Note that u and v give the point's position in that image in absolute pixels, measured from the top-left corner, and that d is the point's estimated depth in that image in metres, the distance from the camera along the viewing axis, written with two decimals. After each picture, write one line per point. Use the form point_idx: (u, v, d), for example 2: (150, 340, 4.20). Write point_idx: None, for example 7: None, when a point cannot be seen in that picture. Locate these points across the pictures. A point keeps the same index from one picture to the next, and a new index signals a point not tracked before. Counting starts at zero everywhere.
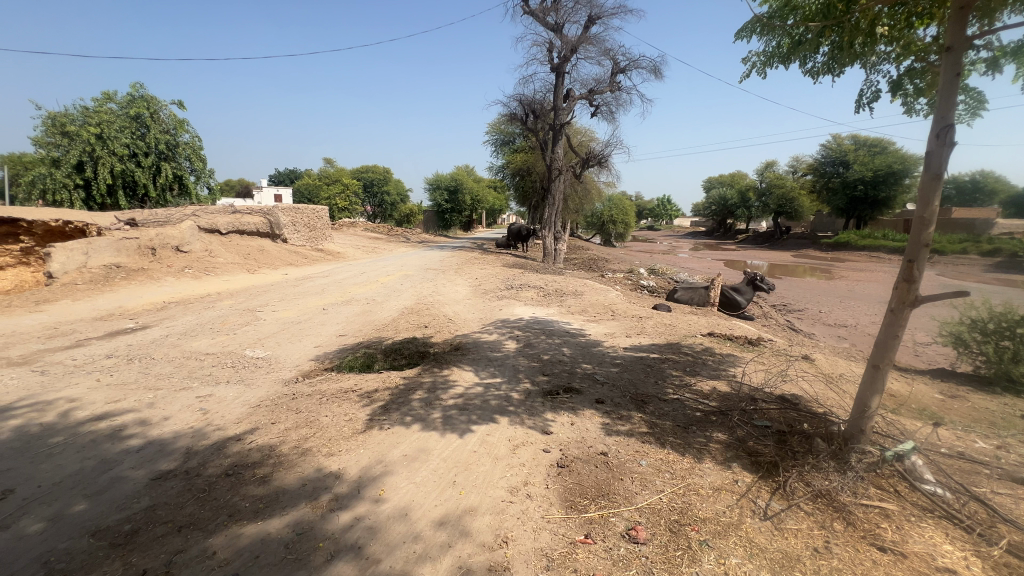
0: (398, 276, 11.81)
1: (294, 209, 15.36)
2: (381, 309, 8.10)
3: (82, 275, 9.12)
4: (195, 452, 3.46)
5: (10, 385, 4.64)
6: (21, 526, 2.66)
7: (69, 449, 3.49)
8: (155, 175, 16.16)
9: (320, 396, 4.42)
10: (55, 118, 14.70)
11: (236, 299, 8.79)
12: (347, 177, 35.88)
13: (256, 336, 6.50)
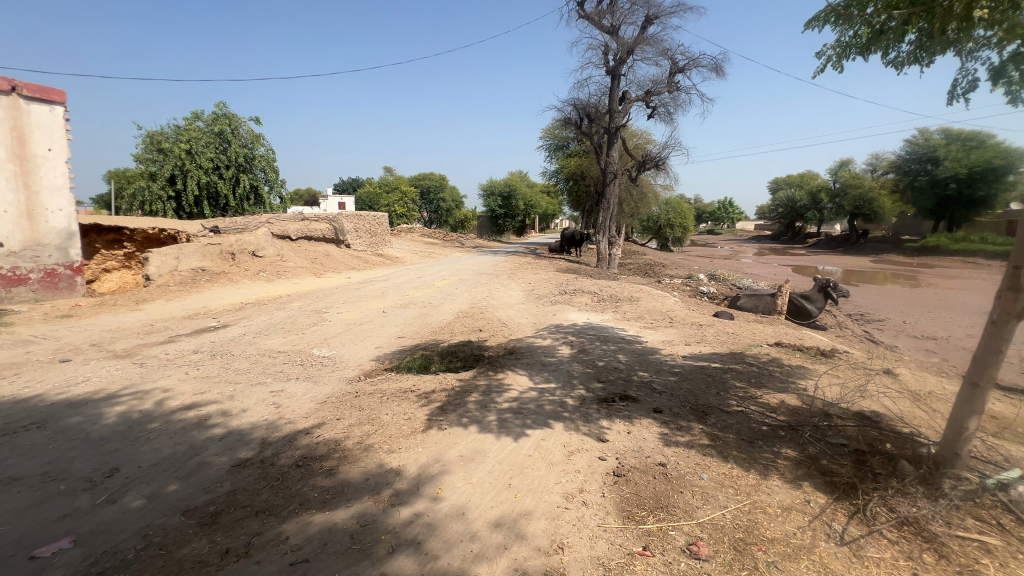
0: (454, 280, 12.11)
1: (357, 216, 16.13)
2: (438, 313, 8.32)
3: (173, 277, 10.08)
4: (269, 443, 3.72)
5: (115, 375, 5.20)
6: (125, 502, 2.98)
7: (164, 434, 3.86)
8: (234, 186, 17.57)
9: (380, 395, 4.60)
10: (153, 136, 16.43)
11: (304, 301, 9.36)
12: (405, 185, 37.37)
13: (322, 336, 6.88)
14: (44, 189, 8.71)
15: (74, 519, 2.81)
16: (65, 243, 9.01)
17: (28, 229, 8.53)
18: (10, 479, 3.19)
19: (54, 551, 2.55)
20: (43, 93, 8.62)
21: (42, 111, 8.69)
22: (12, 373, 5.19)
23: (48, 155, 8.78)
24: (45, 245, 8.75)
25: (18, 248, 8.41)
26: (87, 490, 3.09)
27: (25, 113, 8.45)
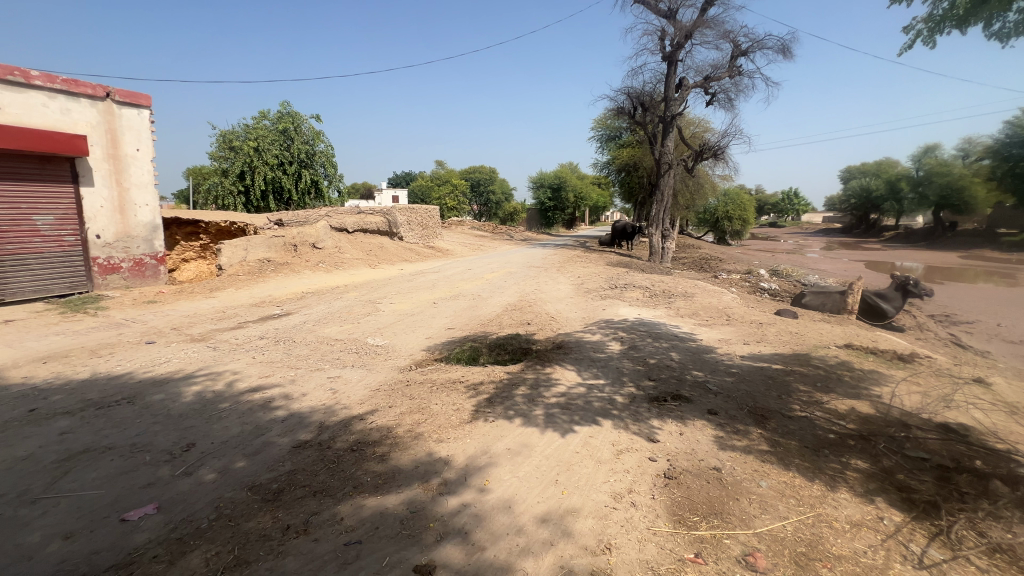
0: (503, 273, 12.17)
1: (410, 209, 16.52)
2: (486, 305, 8.40)
3: (242, 267, 10.80)
4: (326, 426, 3.91)
5: (192, 357, 5.66)
6: (200, 474, 3.23)
7: (233, 414, 4.15)
8: (297, 181, 18.54)
9: (430, 385, 4.71)
10: (225, 136, 17.68)
11: (359, 291, 9.75)
12: (456, 178, 37.98)
13: (376, 325, 7.14)
14: (132, 185, 9.56)
15: (156, 488, 3.08)
16: (150, 235, 9.86)
17: (120, 222, 9.41)
18: (105, 447, 3.55)
19: (140, 516, 2.81)
20: (132, 98, 9.44)
21: (131, 114, 9.52)
22: (106, 352, 5.76)
23: (137, 155, 9.61)
24: (134, 237, 9.62)
25: (111, 240, 9.30)
26: (168, 462, 3.38)
27: (117, 117, 9.29)
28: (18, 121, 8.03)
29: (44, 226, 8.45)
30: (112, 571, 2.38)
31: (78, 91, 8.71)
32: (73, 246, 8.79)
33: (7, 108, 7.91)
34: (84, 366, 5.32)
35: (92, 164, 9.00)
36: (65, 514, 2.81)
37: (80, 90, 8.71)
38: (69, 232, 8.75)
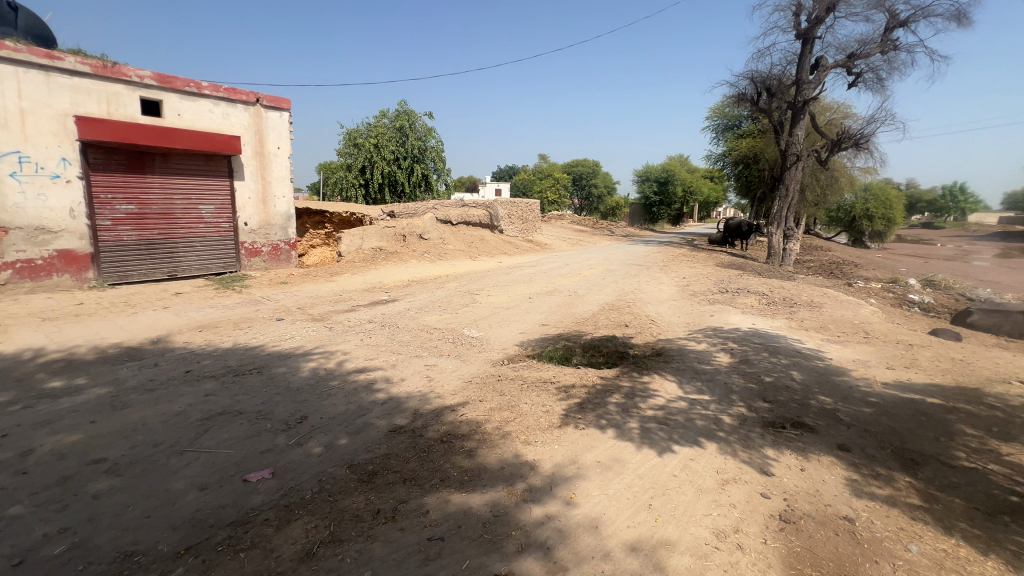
0: (601, 269, 11.82)
1: (511, 202, 16.72)
2: (583, 303, 8.17)
3: (358, 255, 11.77)
4: (420, 413, 4.03)
5: (311, 335, 6.26)
6: (309, 446, 3.51)
7: (340, 392, 4.48)
8: (409, 175, 19.75)
9: (521, 382, 4.66)
10: (351, 134, 19.48)
11: (460, 282, 10.09)
12: (558, 171, 37.89)
13: (473, 317, 7.30)
14: (273, 179, 10.86)
15: (272, 455, 3.40)
16: (285, 223, 11.16)
17: (262, 211, 10.76)
18: (237, 411, 4.02)
19: (258, 479, 3.11)
20: (275, 102, 10.67)
21: (275, 117, 10.76)
22: (245, 325, 6.60)
23: (277, 152, 10.87)
24: (272, 225, 10.95)
25: (255, 227, 10.68)
26: (284, 432, 3.72)
27: (264, 119, 10.56)
28: (191, 126, 9.54)
29: (207, 214, 9.95)
30: (232, 526, 2.65)
31: (236, 98, 10.07)
32: (226, 232, 10.26)
33: (184, 115, 9.44)
34: (229, 336, 6.15)
35: (243, 161, 10.37)
36: (202, 468, 3.21)
37: (237, 96, 10.07)
38: (224, 220, 10.21)
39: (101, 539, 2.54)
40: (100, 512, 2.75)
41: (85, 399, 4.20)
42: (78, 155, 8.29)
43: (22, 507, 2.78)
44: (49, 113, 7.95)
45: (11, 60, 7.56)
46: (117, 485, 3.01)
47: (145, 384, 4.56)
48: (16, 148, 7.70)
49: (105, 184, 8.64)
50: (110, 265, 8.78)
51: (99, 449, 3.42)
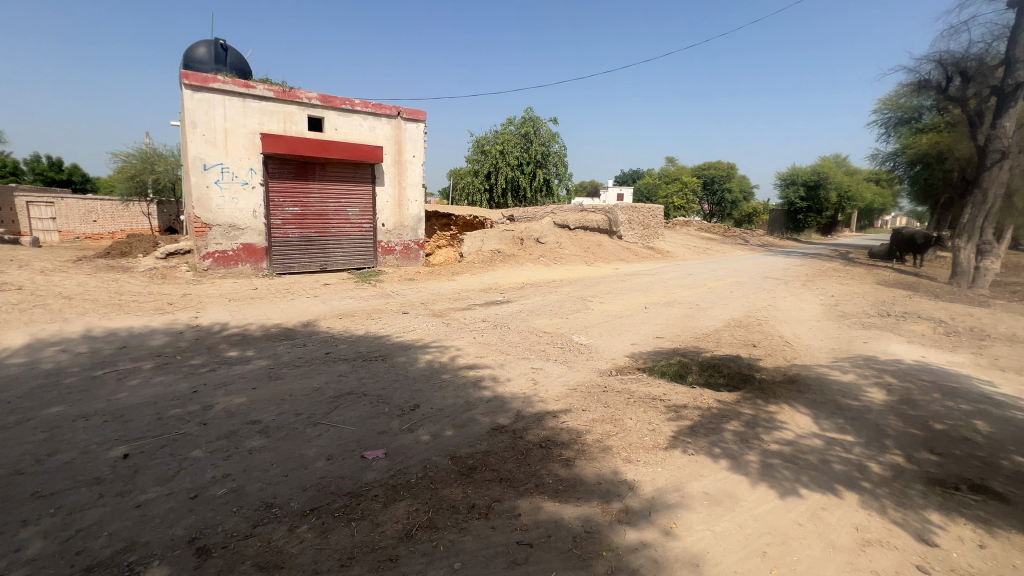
0: (729, 282, 10.82)
1: (632, 207, 16.16)
2: (704, 317, 7.54)
3: (479, 256, 12.38)
4: (522, 415, 4.08)
5: (431, 329, 6.75)
6: (419, 434, 3.76)
7: (451, 386, 4.74)
8: (532, 180, 20.24)
9: (627, 396, 4.46)
10: (480, 142, 20.69)
11: (573, 287, 10.03)
12: (687, 174, 35.67)
13: (583, 323, 7.19)
14: (408, 185, 11.96)
15: (387, 436, 3.72)
16: (415, 225, 12.23)
17: (397, 214, 11.91)
18: (362, 393, 4.49)
19: (373, 457, 3.42)
20: (413, 114, 11.73)
21: (413, 128, 11.83)
22: (377, 316, 7.36)
23: (413, 160, 11.95)
24: (405, 226, 12.08)
25: (391, 227, 11.86)
26: (399, 417, 4.05)
27: (403, 130, 11.68)
28: (345, 138, 10.94)
29: (353, 215, 11.31)
30: (348, 496, 2.95)
31: (381, 113, 11.30)
32: (367, 232, 11.56)
33: (340, 130, 10.87)
34: (362, 325, 6.90)
35: (384, 169, 11.58)
36: (330, 440, 3.64)
37: (383, 111, 11.28)
38: (366, 221, 11.51)
39: (251, 489, 3.01)
40: (252, 465, 3.27)
41: (251, 369, 5.04)
42: (261, 166, 10.03)
43: (200, 451, 3.42)
44: (243, 132, 9.75)
45: (221, 90, 9.42)
46: (267, 444, 3.55)
47: (295, 361, 5.33)
48: (220, 161, 9.57)
49: (279, 190, 10.31)
50: (278, 258, 10.45)
51: (257, 412, 4.07)
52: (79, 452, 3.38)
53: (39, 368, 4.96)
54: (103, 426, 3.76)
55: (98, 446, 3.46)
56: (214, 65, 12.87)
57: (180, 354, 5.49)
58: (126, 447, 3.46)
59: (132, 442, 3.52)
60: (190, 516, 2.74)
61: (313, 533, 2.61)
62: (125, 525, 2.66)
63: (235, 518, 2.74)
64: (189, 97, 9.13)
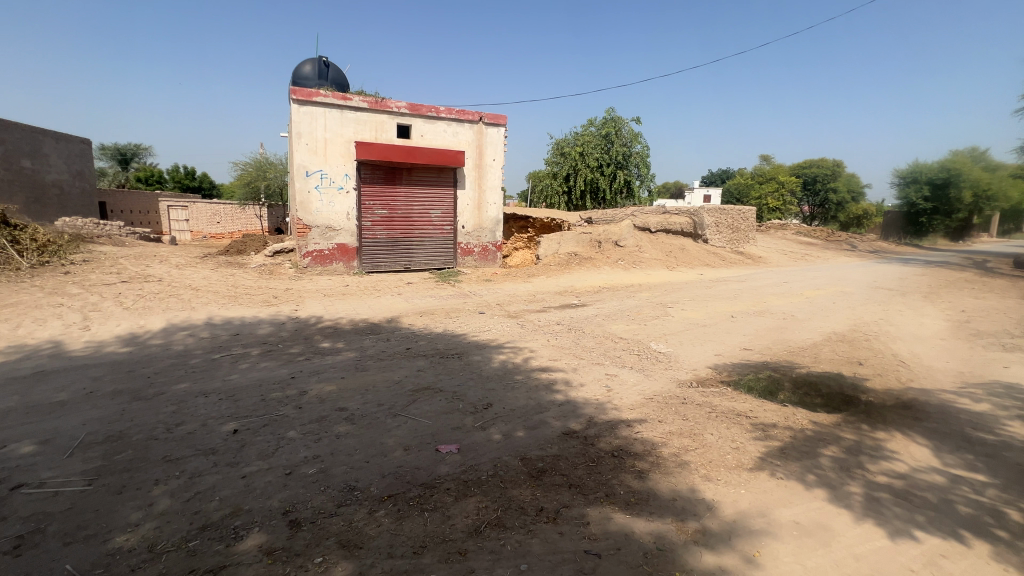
0: (832, 291, 9.80)
1: (720, 209, 15.21)
2: (801, 330, 6.89)
3: (555, 259, 12.37)
4: (594, 422, 4.00)
5: (506, 330, 6.84)
6: (491, 432, 3.83)
7: (523, 387, 4.77)
8: (612, 182, 19.80)
9: (708, 410, 4.20)
10: (560, 144, 20.67)
11: (652, 292, 9.66)
12: (784, 173, 32.82)
13: (662, 330, 6.89)
14: (487, 188, 12.26)
15: (460, 432, 3.83)
16: (494, 227, 12.51)
17: (477, 216, 12.25)
18: (438, 389, 4.66)
19: (446, 451, 3.54)
20: (494, 119, 11.99)
21: (494, 132, 12.10)
22: (455, 315, 7.62)
23: (493, 164, 12.22)
24: (484, 228, 12.39)
25: (471, 229, 12.23)
26: (472, 414, 4.15)
27: (485, 135, 11.98)
28: (430, 144, 11.47)
29: (436, 218, 11.82)
30: (422, 487, 3.07)
31: (464, 119, 11.70)
32: (448, 233, 12.01)
33: (425, 136, 11.42)
34: (441, 323, 7.17)
35: (466, 173, 11.97)
36: (408, 432, 3.82)
37: (465, 117, 11.67)
38: (447, 223, 11.97)
39: (336, 471, 3.26)
40: (338, 449, 3.53)
41: (341, 360, 5.45)
42: (355, 172, 10.82)
43: (295, 432, 3.76)
44: (340, 141, 10.59)
45: (323, 104, 10.31)
46: (352, 431, 3.81)
47: (379, 354, 5.67)
48: (320, 168, 10.47)
49: (370, 194, 11.05)
50: (367, 257, 11.21)
51: (344, 399, 4.39)
52: (199, 424, 3.87)
53: (172, 349, 5.76)
54: (218, 403, 4.27)
55: (213, 420, 3.94)
56: (317, 81, 14.12)
57: (282, 343, 6.08)
58: (236, 423, 3.90)
59: (241, 419, 3.96)
60: (284, 491, 3.02)
61: (389, 518, 2.76)
62: (233, 492, 3.00)
63: (322, 496, 2.97)
64: (296, 111, 10.10)
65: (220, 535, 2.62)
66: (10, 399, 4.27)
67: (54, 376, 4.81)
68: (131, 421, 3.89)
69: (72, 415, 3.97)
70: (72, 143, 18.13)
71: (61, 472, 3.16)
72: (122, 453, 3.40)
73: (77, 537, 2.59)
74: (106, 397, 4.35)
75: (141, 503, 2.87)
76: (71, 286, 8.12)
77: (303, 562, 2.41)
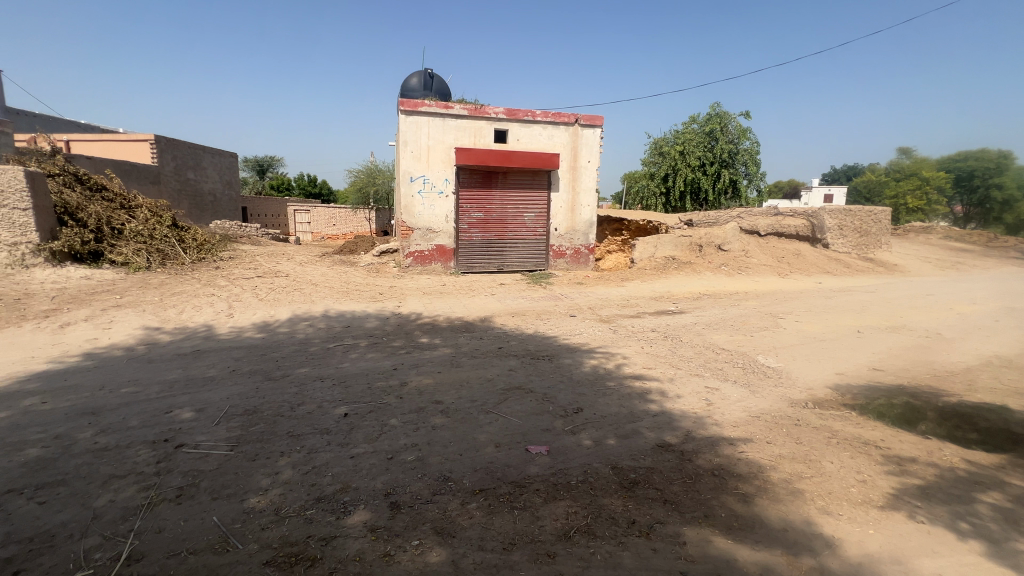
0: (992, 306, 8.24)
1: (845, 210, 13.52)
2: (949, 351, 5.87)
3: (651, 264, 11.93)
4: (693, 436, 3.77)
5: (597, 334, 6.72)
6: (580, 437, 3.78)
7: (616, 394, 4.64)
8: (715, 181, 18.55)
9: (828, 434, 3.74)
10: (658, 143, 19.89)
11: (760, 301, 8.86)
12: (929, 167, 28.23)
13: (772, 343, 6.28)
14: (582, 190, 12.16)
15: (551, 435, 3.82)
16: (587, 230, 12.38)
17: (570, 219, 12.21)
18: (529, 390, 4.71)
19: (536, 452, 3.56)
20: (590, 120, 11.85)
21: (589, 134, 11.96)
22: (546, 317, 7.65)
23: (588, 166, 12.09)
24: (577, 231, 12.31)
25: (563, 232, 12.22)
26: (562, 417, 4.13)
27: (580, 137, 11.90)
28: (526, 148, 11.66)
29: (529, 220, 11.98)
30: (512, 485, 3.12)
31: (560, 121, 11.71)
32: (540, 235, 12.11)
33: (521, 140, 11.63)
34: (532, 324, 7.25)
35: (560, 175, 11.97)
36: (499, 429, 3.91)
37: (561, 119, 11.68)
38: (540, 226, 12.08)
39: (433, 460, 3.43)
40: (434, 439, 3.72)
41: (438, 355, 5.74)
42: (454, 176, 11.34)
43: (396, 420, 4.03)
44: (442, 148, 11.17)
45: (427, 113, 10.96)
46: (447, 423, 3.99)
47: (472, 352, 5.88)
48: (423, 174, 11.13)
49: (467, 198, 11.52)
50: (463, 258, 11.70)
51: (440, 393, 4.61)
52: (316, 406, 4.30)
53: (296, 337, 6.50)
54: (332, 387, 4.73)
55: (328, 403, 4.36)
56: (423, 92, 15.07)
57: (386, 336, 6.56)
58: (347, 407, 4.28)
59: (350, 404, 4.34)
60: (386, 474, 3.25)
61: (481, 512, 2.84)
62: (343, 470, 3.29)
63: (420, 483, 3.14)
64: (403, 121, 10.85)
65: (332, 507, 2.89)
66: (175, 372, 5.11)
67: (206, 355, 5.67)
68: (263, 398, 4.46)
69: (219, 389, 4.65)
70: (224, 157, 21.30)
71: (210, 437, 3.71)
72: (256, 426, 3.90)
73: (222, 494, 3.02)
74: (244, 376, 5.03)
75: (270, 471, 3.27)
76: (220, 279, 9.54)
77: (402, 543, 2.57)
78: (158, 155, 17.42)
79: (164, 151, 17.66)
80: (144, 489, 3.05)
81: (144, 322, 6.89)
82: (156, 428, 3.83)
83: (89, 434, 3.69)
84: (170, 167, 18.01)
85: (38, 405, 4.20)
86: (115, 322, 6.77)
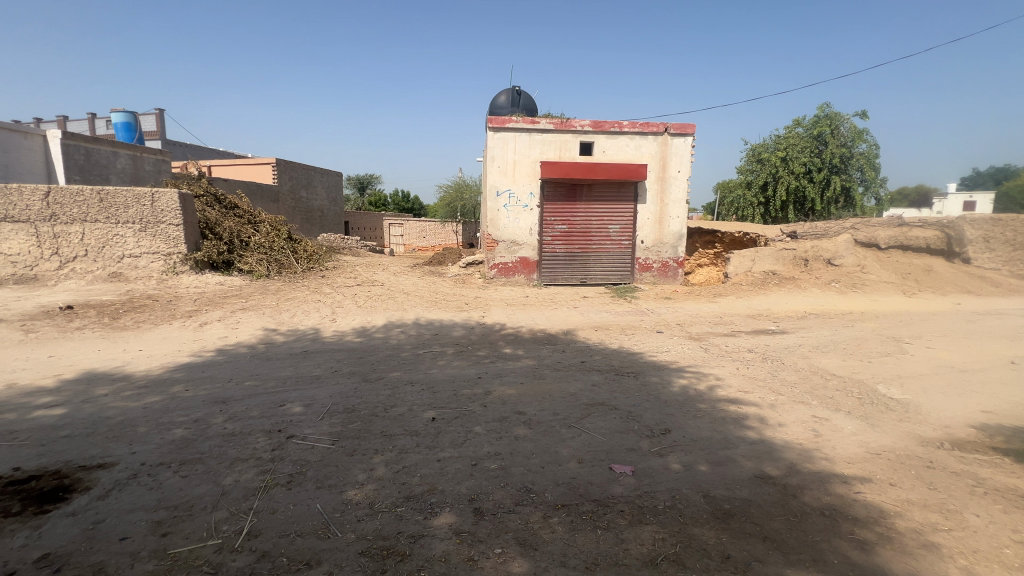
0: None
1: (991, 218, 11.54)
2: None
3: (748, 279, 11.18)
4: (798, 470, 3.41)
5: (686, 352, 6.38)
6: (668, 460, 3.59)
7: (708, 418, 4.35)
8: (824, 189, 16.87)
9: (971, 483, 3.20)
10: (756, 149, 18.61)
11: (879, 323, 7.83)
12: None
13: (896, 372, 5.51)
14: (670, 202, 11.73)
15: (636, 455, 3.68)
16: (676, 243, 11.90)
17: (658, 231, 11.82)
18: (612, 407, 4.58)
19: (620, 471, 3.44)
20: (681, 128, 11.43)
21: (679, 142, 11.52)
22: (630, 332, 7.43)
23: (677, 176, 11.65)
24: (665, 244, 11.88)
25: (650, 244, 11.85)
26: (649, 438, 3.96)
27: (670, 146, 11.50)
28: (612, 159, 11.49)
29: (614, 232, 11.77)
30: (595, 503, 3.04)
31: (648, 131, 11.43)
32: (626, 248, 11.85)
33: (608, 151, 11.48)
34: (616, 339, 7.08)
35: (648, 187, 11.64)
36: (582, 444, 3.85)
37: (649, 129, 11.39)
38: (626, 238, 11.81)
39: (515, 470, 3.46)
40: (517, 450, 3.76)
41: (520, 366, 5.81)
42: (539, 190, 11.50)
43: (480, 428, 4.14)
44: (527, 162, 11.39)
45: (514, 129, 11.25)
46: (530, 435, 4.01)
47: (555, 365, 5.86)
48: (509, 188, 11.41)
49: (552, 211, 11.60)
50: (546, 270, 11.77)
51: (523, 404, 4.66)
52: (407, 408, 4.56)
53: (389, 342, 6.95)
54: (421, 392, 4.97)
55: (417, 407, 4.59)
56: (510, 108, 15.52)
57: (471, 345, 6.77)
58: (434, 412, 4.47)
59: (437, 409, 4.52)
60: (471, 480, 3.33)
61: (563, 527, 2.80)
62: (430, 472, 3.44)
63: (502, 492, 3.19)
64: (491, 137, 11.23)
65: (420, 507, 3.03)
66: (288, 369, 5.71)
67: (313, 356, 6.25)
68: (361, 397, 4.82)
69: (323, 387, 5.10)
70: (331, 177, 23.60)
71: (315, 430, 4.07)
72: (354, 424, 4.21)
73: (325, 484, 3.29)
74: (344, 376, 5.47)
75: (366, 467, 3.51)
76: (325, 287, 10.50)
77: (486, 549, 2.62)
78: (277, 175, 19.74)
79: (282, 173, 19.96)
80: (261, 472, 3.42)
81: (264, 324, 7.77)
82: (272, 419, 4.29)
83: (220, 420, 4.23)
84: (287, 186, 20.31)
85: (183, 391, 4.91)
86: (241, 323, 7.73)
